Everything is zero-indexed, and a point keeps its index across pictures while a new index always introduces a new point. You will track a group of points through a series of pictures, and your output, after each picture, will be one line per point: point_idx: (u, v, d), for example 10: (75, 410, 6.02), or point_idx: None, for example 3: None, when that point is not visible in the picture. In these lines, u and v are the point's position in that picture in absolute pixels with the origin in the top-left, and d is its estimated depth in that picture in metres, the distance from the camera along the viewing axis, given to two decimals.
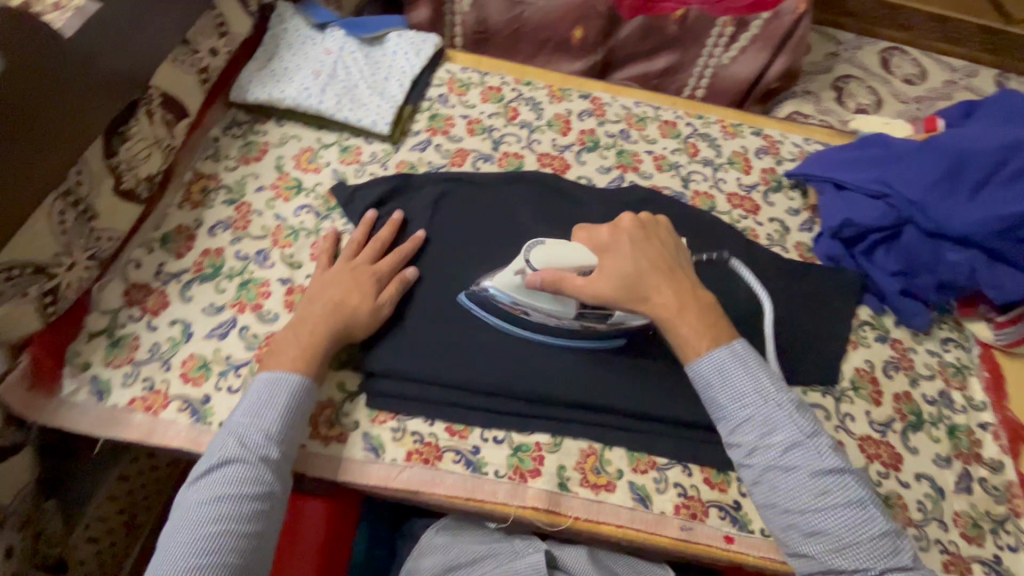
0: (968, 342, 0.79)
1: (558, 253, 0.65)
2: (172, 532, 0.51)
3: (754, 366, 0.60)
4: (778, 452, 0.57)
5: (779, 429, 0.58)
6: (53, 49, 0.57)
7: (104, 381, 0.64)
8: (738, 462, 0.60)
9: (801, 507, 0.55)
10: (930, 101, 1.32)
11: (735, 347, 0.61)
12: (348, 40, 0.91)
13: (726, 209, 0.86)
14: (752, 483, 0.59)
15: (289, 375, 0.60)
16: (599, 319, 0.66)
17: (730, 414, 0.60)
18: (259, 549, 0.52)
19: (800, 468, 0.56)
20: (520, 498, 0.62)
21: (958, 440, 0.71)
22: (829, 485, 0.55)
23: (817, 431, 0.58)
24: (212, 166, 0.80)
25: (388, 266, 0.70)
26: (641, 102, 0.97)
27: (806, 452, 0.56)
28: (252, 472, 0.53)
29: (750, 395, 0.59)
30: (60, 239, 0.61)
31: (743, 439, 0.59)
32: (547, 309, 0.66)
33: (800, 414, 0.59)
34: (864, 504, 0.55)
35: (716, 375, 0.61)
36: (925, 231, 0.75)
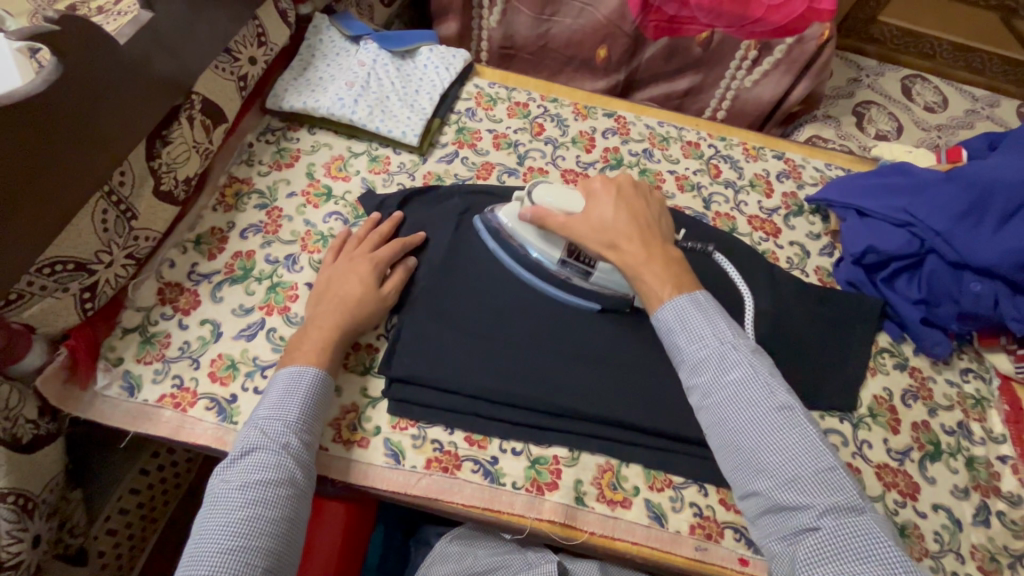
0: (988, 374, 0.78)
1: (553, 192, 0.69)
2: (202, 519, 0.53)
3: (713, 315, 0.61)
4: (731, 391, 0.57)
5: (732, 371, 0.57)
6: (109, 55, 0.59)
7: (135, 376, 0.65)
8: (696, 405, 0.60)
9: (751, 445, 0.55)
10: (951, 129, 1.33)
11: (696, 294, 0.62)
12: (381, 53, 0.94)
13: (747, 231, 0.87)
14: (709, 429, 0.59)
15: (305, 368, 0.62)
16: (583, 273, 0.72)
17: (688, 359, 0.60)
18: (286, 530, 0.53)
19: (752, 406, 0.56)
20: (536, 511, 0.63)
21: (977, 472, 0.71)
22: (777, 424, 0.54)
23: (771, 374, 0.57)
24: (246, 170, 0.83)
25: (388, 253, 0.72)
26: (665, 122, 0.99)
27: (757, 390, 0.56)
28: (275, 456, 0.55)
29: (708, 339, 0.59)
30: (102, 237, 0.63)
31: (700, 381, 0.59)
32: (535, 246, 0.72)
33: (755, 356, 0.58)
34: (812, 441, 0.53)
35: (676, 319, 0.61)
36: (948, 261, 0.75)
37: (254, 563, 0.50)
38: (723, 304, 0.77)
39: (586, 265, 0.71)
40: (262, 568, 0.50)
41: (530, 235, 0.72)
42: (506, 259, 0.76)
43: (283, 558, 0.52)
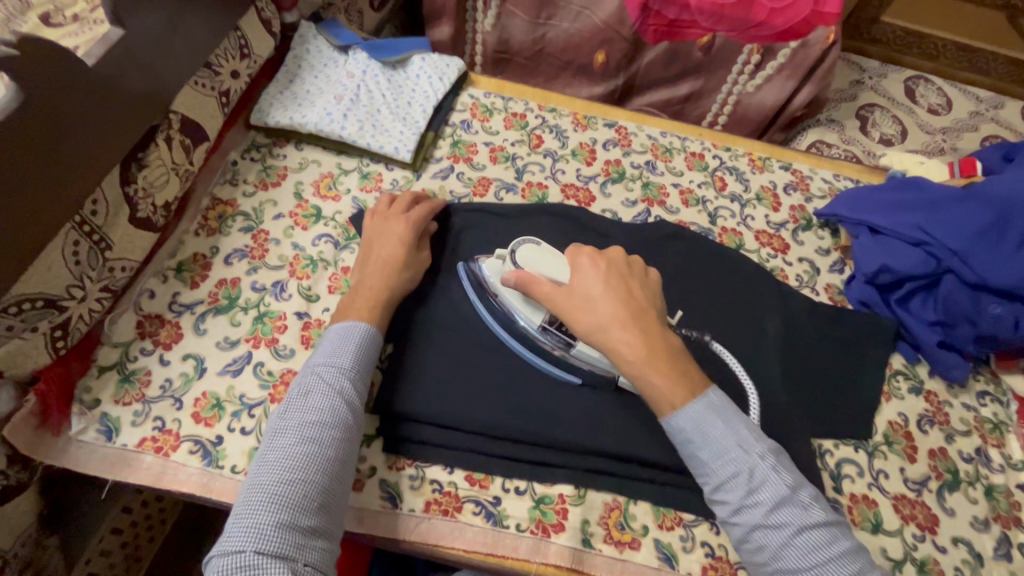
0: (1005, 397, 0.76)
1: (539, 253, 0.65)
2: (261, 456, 0.51)
3: (733, 419, 0.55)
4: (766, 510, 0.52)
5: (765, 486, 0.52)
6: (78, 78, 0.55)
7: (113, 419, 0.61)
8: (722, 519, 0.55)
9: (794, 569, 0.50)
10: (956, 132, 1.30)
11: (708, 395, 0.56)
12: (371, 63, 0.89)
13: (754, 247, 0.84)
14: (740, 543, 0.54)
15: (357, 322, 0.61)
16: (566, 344, 0.66)
17: (713, 471, 0.54)
18: (342, 477, 0.52)
19: (788, 527, 0.51)
20: (542, 555, 0.60)
21: (997, 502, 0.68)
22: (817, 543, 0.50)
23: (800, 482, 0.53)
24: (230, 191, 0.78)
25: (424, 214, 0.73)
26: (668, 132, 0.95)
27: (793, 508, 0.51)
28: (333, 402, 0.54)
29: (734, 450, 0.54)
30: (73, 271, 0.59)
31: (728, 497, 0.53)
32: (516, 310, 0.67)
33: (782, 465, 0.54)
34: (851, 559, 0.50)
35: (695, 427, 0.55)
36: (967, 282, 0.71)
37: (313, 504, 0.48)
38: (732, 327, 0.74)
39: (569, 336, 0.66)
40: (318, 505, 0.48)
41: (512, 296, 0.67)
42: (490, 323, 0.70)
43: (338, 504, 0.51)
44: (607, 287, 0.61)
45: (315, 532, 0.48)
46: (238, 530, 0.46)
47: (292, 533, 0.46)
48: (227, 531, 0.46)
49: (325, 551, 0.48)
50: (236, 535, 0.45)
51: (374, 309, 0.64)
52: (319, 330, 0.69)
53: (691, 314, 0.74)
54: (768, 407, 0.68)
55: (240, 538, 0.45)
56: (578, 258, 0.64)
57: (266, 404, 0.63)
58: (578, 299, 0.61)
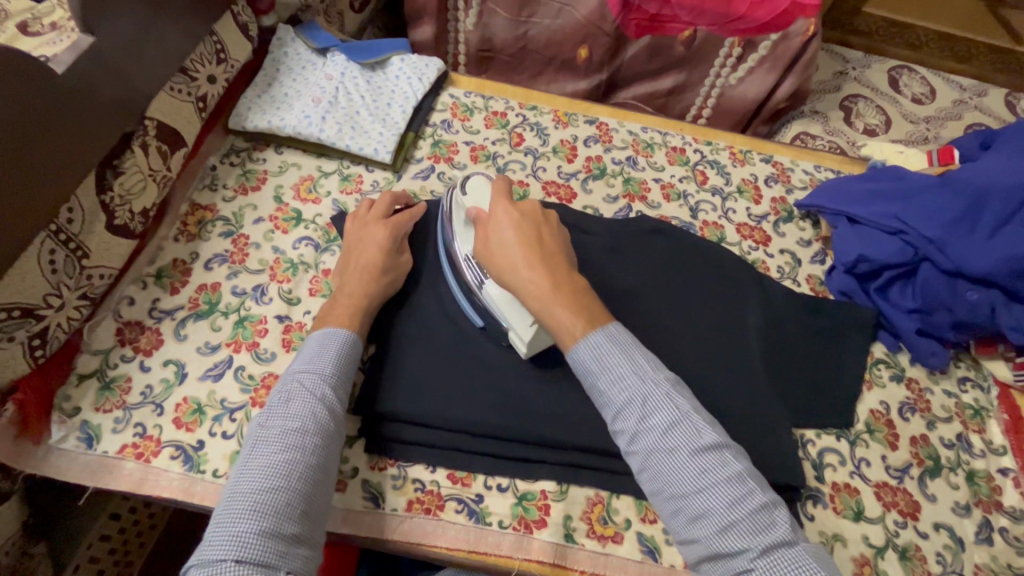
0: (986, 382, 0.77)
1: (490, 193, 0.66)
2: (241, 464, 0.51)
3: (630, 347, 0.54)
4: (658, 434, 0.50)
5: (657, 411, 0.50)
6: (50, 88, 0.55)
7: (94, 426, 0.61)
8: (624, 450, 0.53)
9: (684, 492, 0.48)
10: (940, 121, 1.30)
11: (610, 327, 0.55)
12: (349, 65, 0.89)
13: (736, 240, 0.84)
14: (639, 472, 0.51)
15: (337, 329, 0.61)
16: (477, 282, 0.67)
17: (610, 400, 0.52)
18: (323, 482, 0.52)
19: (678, 449, 0.49)
20: (524, 551, 0.60)
21: (978, 487, 0.69)
22: (707, 465, 0.48)
23: (696, 407, 0.51)
24: (210, 196, 0.78)
25: (404, 222, 0.73)
26: (649, 127, 0.95)
27: (684, 430, 0.49)
28: (313, 410, 0.54)
29: (628, 376, 0.52)
30: (50, 279, 0.58)
31: (625, 425, 0.51)
32: (455, 235, 0.70)
33: (677, 391, 0.51)
34: (743, 478, 0.47)
35: (591, 359, 0.53)
36: (945, 270, 0.72)
37: (293, 511, 0.48)
38: (715, 321, 0.74)
39: (482, 277, 0.66)
40: (300, 512, 0.48)
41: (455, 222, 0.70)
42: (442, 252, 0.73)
43: (319, 510, 0.51)
44: (519, 234, 0.60)
45: (296, 539, 0.47)
46: (219, 540, 0.45)
47: (274, 540, 0.46)
48: (207, 542, 0.46)
49: (308, 559, 0.48)
50: (217, 545, 0.45)
51: (357, 312, 0.64)
52: (300, 333, 0.69)
53: (673, 307, 0.74)
54: (751, 400, 0.69)
55: (220, 547, 0.44)
56: (496, 204, 0.63)
57: (247, 408, 0.63)
58: (491, 244, 0.61)
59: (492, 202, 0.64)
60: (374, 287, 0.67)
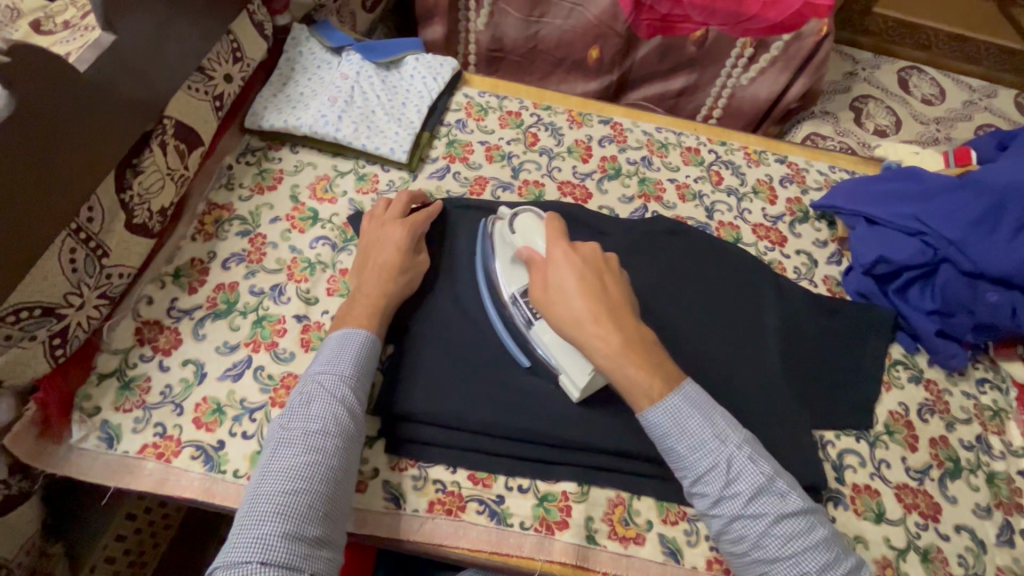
0: (1004, 384, 0.76)
1: (544, 233, 0.65)
2: (263, 466, 0.51)
3: (708, 409, 0.55)
4: (744, 502, 0.52)
5: (741, 478, 0.52)
6: (71, 87, 0.54)
7: (114, 426, 0.61)
8: (702, 510, 0.54)
9: (772, 558, 0.51)
10: (951, 121, 1.30)
11: (686, 388, 0.55)
12: (364, 64, 0.89)
13: (752, 241, 0.84)
14: (719, 533, 0.54)
15: (357, 329, 0.61)
16: (527, 322, 0.66)
17: (692, 466, 0.54)
18: (344, 485, 0.52)
19: (765, 517, 0.51)
20: (546, 552, 0.60)
21: (998, 488, 0.69)
22: (794, 531, 0.51)
23: (775, 470, 0.53)
24: (226, 195, 0.78)
25: (422, 221, 0.73)
26: (663, 127, 0.95)
27: (770, 498, 0.51)
28: (334, 411, 0.53)
29: (710, 441, 0.53)
30: (71, 278, 0.58)
31: (708, 491, 0.53)
32: (502, 272, 0.69)
33: (757, 455, 0.53)
34: (825, 542, 0.51)
35: (673, 424, 0.54)
36: (964, 271, 0.72)
37: (316, 514, 0.48)
38: (733, 322, 0.74)
39: (532, 317, 0.66)
40: (322, 515, 0.48)
41: (503, 260, 0.69)
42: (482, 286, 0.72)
43: (341, 512, 0.51)
44: (581, 281, 0.58)
45: (319, 542, 0.47)
46: (242, 542, 0.45)
47: (298, 543, 0.46)
48: (231, 544, 0.46)
49: (331, 561, 0.48)
50: (241, 547, 0.45)
51: (376, 312, 0.64)
52: (319, 333, 0.69)
53: (691, 308, 0.74)
54: (771, 400, 0.68)
55: (245, 550, 0.44)
56: (554, 247, 0.62)
57: (267, 408, 0.63)
58: (551, 292, 0.59)
59: (550, 244, 0.63)
60: (394, 287, 0.67)
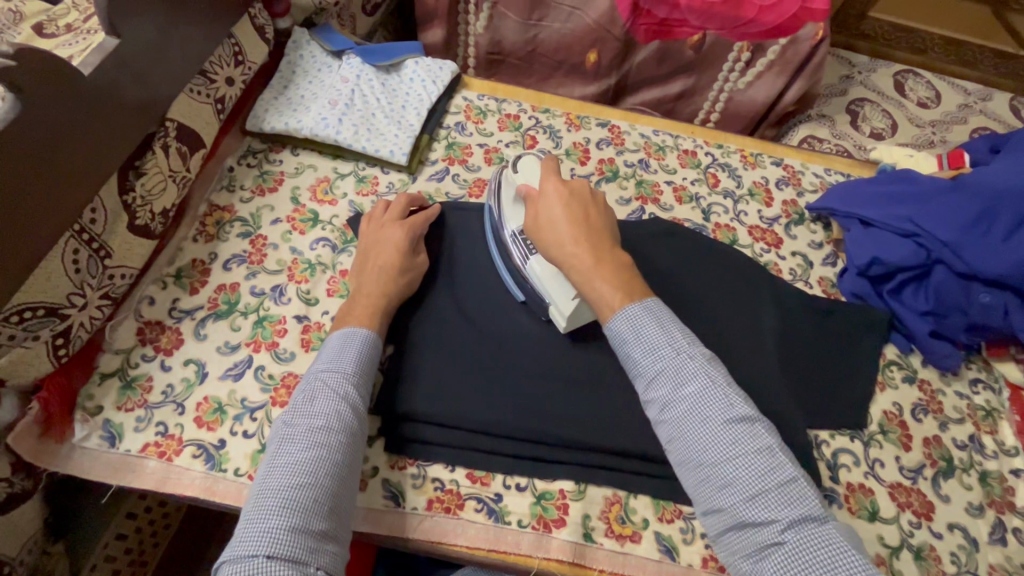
0: (997, 384, 0.77)
1: (540, 171, 0.68)
2: (269, 462, 0.51)
3: (666, 320, 0.55)
4: (691, 405, 0.51)
5: (690, 382, 0.52)
6: (75, 90, 0.55)
7: (116, 425, 0.62)
8: (654, 418, 0.54)
9: (714, 460, 0.49)
10: (946, 125, 1.31)
11: (648, 301, 0.56)
12: (365, 68, 0.90)
13: (748, 243, 0.85)
14: (666, 441, 0.53)
15: (358, 327, 0.62)
16: (522, 257, 0.70)
17: (644, 371, 0.54)
18: (348, 480, 0.52)
19: (710, 419, 0.50)
20: (544, 550, 0.61)
21: (991, 487, 0.69)
22: (739, 435, 0.49)
23: (729, 382, 0.52)
24: (227, 197, 0.79)
25: (420, 223, 0.74)
26: (660, 130, 0.96)
27: (718, 402, 0.50)
28: (337, 408, 0.54)
29: (663, 348, 0.53)
30: (74, 278, 0.59)
31: (658, 394, 0.53)
32: (503, 213, 0.72)
33: (712, 366, 0.53)
34: (773, 451, 0.49)
35: (629, 329, 0.55)
36: (957, 272, 0.72)
37: (321, 508, 0.48)
38: (729, 322, 0.75)
39: (527, 252, 0.69)
40: (327, 509, 0.49)
41: (503, 200, 0.72)
42: (489, 233, 0.76)
43: (346, 506, 0.51)
44: (568, 211, 0.62)
45: (326, 536, 0.48)
46: (249, 537, 0.46)
47: (304, 536, 0.46)
48: (238, 539, 0.46)
49: (337, 556, 0.48)
50: (248, 540, 0.45)
51: (375, 312, 0.65)
52: (319, 333, 0.69)
53: (687, 308, 0.75)
54: (766, 400, 0.69)
55: (252, 544, 0.45)
56: (546, 181, 0.65)
57: (267, 407, 0.64)
58: (541, 222, 0.63)
59: (542, 179, 0.66)
60: (393, 288, 0.67)
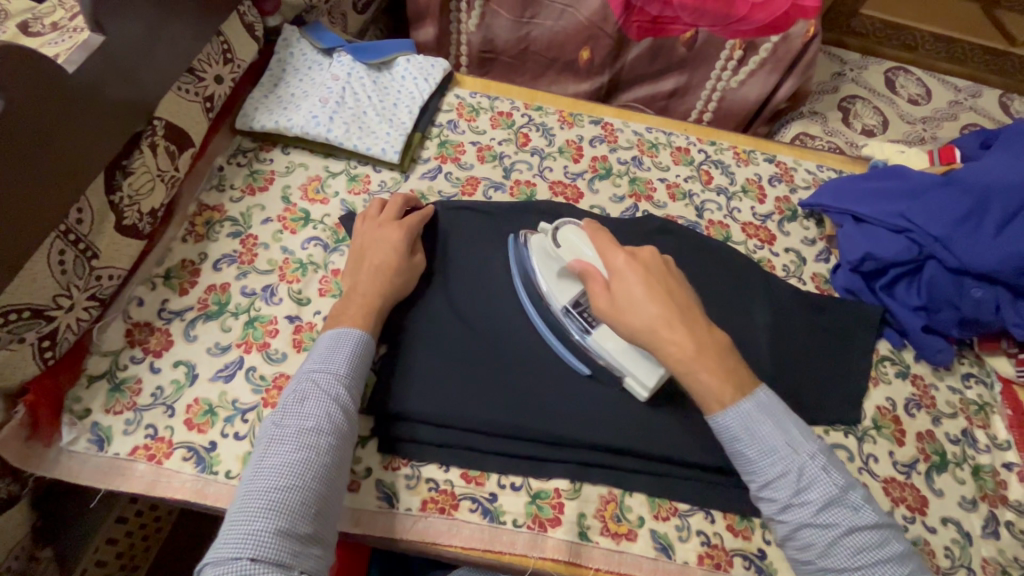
0: (988, 378, 0.78)
1: (591, 243, 0.64)
2: (256, 462, 0.51)
3: (782, 419, 0.55)
4: (814, 510, 0.52)
5: (814, 487, 0.52)
6: (60, 88, 0.54)
7: (104, 428, 0.61)
8: (769, 515, 0.55)
9: (841, 567, 0.51)
10: (937, 121, 1.32)
11: (759, 397, 0.55)
12: (355, 65, 0.89)
13: (741, 239, 0.85)
14: (785, 538, 0.54)
15: (351, 328, 0.61)
16: (583, 331, 0.66)
17: (763, 471, 0.54)
18: (336, 482, 0.52)
19: (839, 527, 0.51)
20: (539, 549, 0.60)
21: (984, 481, 0.70)
22: (866, 543, 0.50)
23: (850, 484, 0.53)
24: (217, 196, 0.78)
25: (416, 222, 0.73)
26: (653, 127, 0.96)
27: (844, 509, 0.51)
28: (328, 409, 0.53)
29: (782, 449, 0.54)
30: (60, 280, 0.58)
31: (777, 496, 0.53)
32: (548, 289, 0.69)
33: (831, 465, 0.53)
34: (898, 558, 0.50)
35: (745, 428, 0.54)
36: (948, 267, 0.73)
37: (307, 511, 0.48)
38: (723, 319, 0.74)
39: (588, 326, 0.66)
40: (314, 512, 0.49)
41: (547, 272, 0.69)
42: (526, 295, 0.72)
43: (333, 509, 0.51)
44: (650, 289, 0.58)
45: (311, 538, 0.48)
46: (232, 538, 0.45)
47: (290, 540, 0.46)
48: (221, 540, 0.46)
49: (321, 558, 0.48)
50: (232, 543, 0.45)
51: (367, 312, 0.64)
52: (311, 333, 0.69)
53: None
54: None
55: (236, 546, 0.44)
56: (613, 256, 0.62)
57: (259, 409, 0.63)
58: (620, 302, 0.59)
59: (604, 254, 0.62)
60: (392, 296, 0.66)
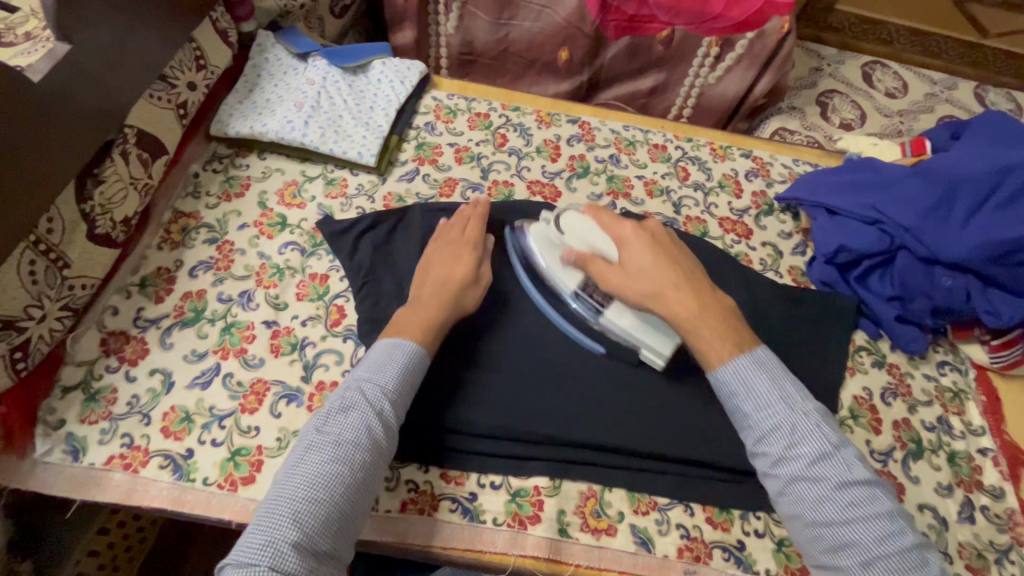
0: (963, 365, 0.79)
1: (592, 222, 0.69)
2: (292, 464, 0.51)
3: (779, 376, 0.57)
4: (806, 462, 0.53)
5: (805, 440, 0.54)
6: (27, 98, 0.54)
7: (79, 438, 0.61)
8: (762, 472, 0.56)
9: (829, 519, 0.51)
10: (913, 114, 1.33)
11: (757, 355, 0.58)
12: (331, 70, 0.89)
13: (719, 235, 0.86)
14: (777, 493, 0.55)
15: (405, 341, 0.60)
16: (595, 311, 0.70)
17: (756, 424, 0.56)
18: (364, 498, 0.52)
19: (829, 480, 0.52)
20: (519, 547, 0.60)
21: (959, 467, 0.71)
22: (856, 498, 0.51)
23: (843, 442, 0.54)
24: (193, 203, 0.78)
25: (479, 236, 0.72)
26: (631, 126, 0.97)
27: (836, 463, 0.52)
28: (370, 424, 0.53)
29: (777, 403, 0.56)
30: (31, 291, 0.58)
31: (771, 449, 0.55)
32: (554, 277, 0.72)
33: (827, 424, 0.55)
34: (892, 516, 0.50)
35: (740, 381, 0.57)
36: (919, 257, 0.74)
37: (329, 525, 0.48)
38: None
39: (599, 305, 0.69)
40: (336, 528, 0.49)
41: (550, 261, 0.72)
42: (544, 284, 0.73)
43: (356, 525, 0.51)
44: (656, 258, 0.64)
45: (329, 554, 0.48)
46: (256, 541, 0.46)
47: (309, 552, 0.46)
48: (245, 539, 0.46)
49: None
50: (255, 545, 0.45)
51: None
52: (288, 338, 0.69)
53: None
54: None
55: (258, 550, 0.45)
56: (621, 226, 0.67)
57: (236, 415, 0.63)
58: (630, 270, 0.64)
59: (611, 228, 0.68)
60: (441, 282, 0.66)
